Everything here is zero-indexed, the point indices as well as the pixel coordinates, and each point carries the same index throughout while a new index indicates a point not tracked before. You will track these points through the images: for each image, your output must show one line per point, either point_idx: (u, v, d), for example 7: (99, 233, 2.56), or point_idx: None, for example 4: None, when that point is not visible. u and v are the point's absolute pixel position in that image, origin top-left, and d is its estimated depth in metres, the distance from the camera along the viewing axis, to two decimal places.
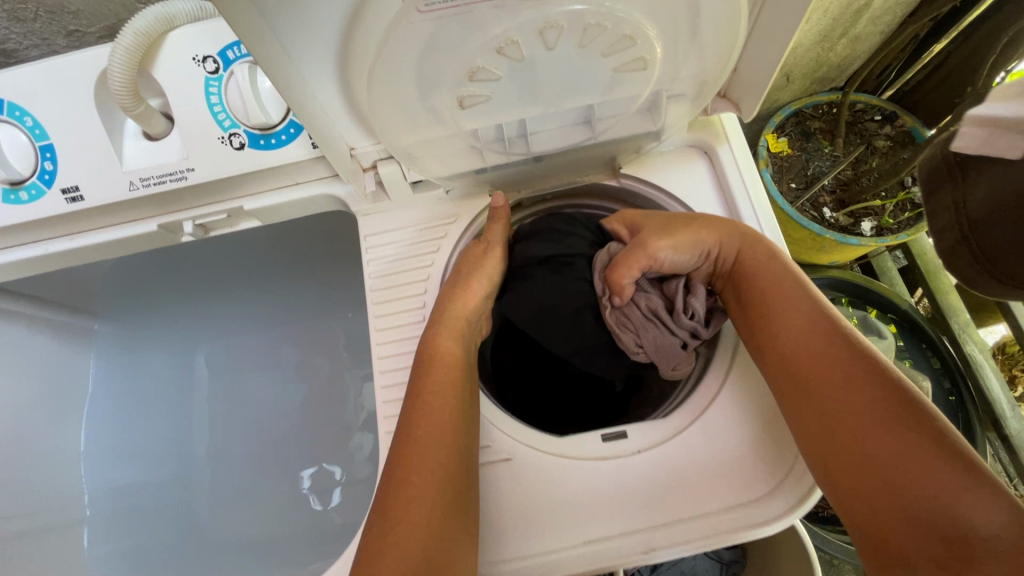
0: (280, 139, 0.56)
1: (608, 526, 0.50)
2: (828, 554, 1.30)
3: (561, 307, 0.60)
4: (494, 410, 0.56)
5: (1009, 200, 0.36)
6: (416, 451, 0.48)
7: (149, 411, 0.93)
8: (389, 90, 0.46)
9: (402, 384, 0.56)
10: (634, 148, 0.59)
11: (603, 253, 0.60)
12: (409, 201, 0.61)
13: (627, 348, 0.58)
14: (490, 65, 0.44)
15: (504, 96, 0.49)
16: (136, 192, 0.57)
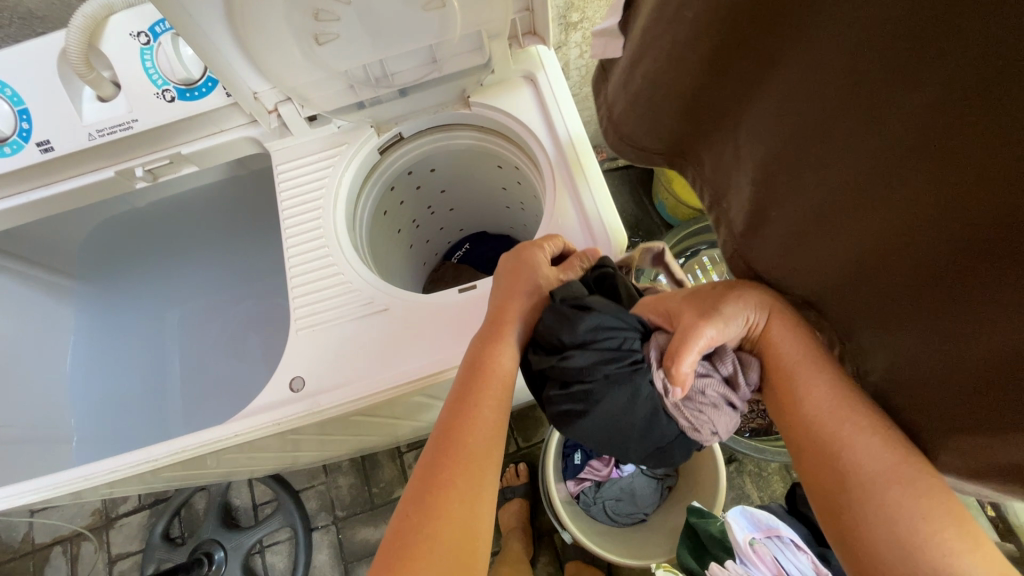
0: (201, 92, 0.74)
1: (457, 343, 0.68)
2: (755, 465, 1.45)
3: (629, 418, 0.52)
4: (378, 280, 0.74)
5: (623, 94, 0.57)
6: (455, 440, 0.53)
7: (123, 358, 1.09)
8: (261, 36, 0.63)
9: (306, 264, 0.74)
10: (475, 81, 0.78)
11: (655, 347, 0.54)
12: (308, 134, 0.79)
13: (702, 439, 0.53)
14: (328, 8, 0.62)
15: (351, 35, 0.66)
16: (95, 141, 0.74)
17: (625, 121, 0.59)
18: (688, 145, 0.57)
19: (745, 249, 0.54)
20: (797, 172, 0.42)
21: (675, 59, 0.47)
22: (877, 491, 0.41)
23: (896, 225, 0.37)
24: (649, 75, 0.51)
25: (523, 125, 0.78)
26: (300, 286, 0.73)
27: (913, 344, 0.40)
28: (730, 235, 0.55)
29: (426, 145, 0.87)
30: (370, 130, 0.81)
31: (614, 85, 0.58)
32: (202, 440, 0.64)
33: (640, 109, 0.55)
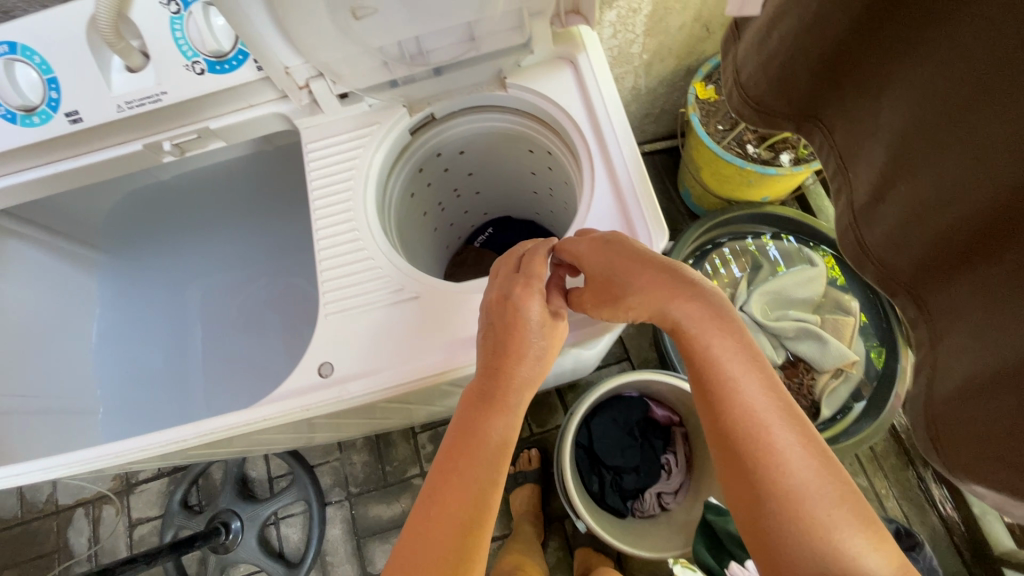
0: (232, 65, 0.72)
1: None
2: None
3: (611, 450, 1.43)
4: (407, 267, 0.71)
5: (747, 56, 0.55)
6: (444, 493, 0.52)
7: (148, 329, 1.09)
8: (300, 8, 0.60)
9: (336, 248, 0.72)
10: (513, 62, 0.75)
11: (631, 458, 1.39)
12: (340, 113, 0.77)
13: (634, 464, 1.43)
14: None
15: (390, 11, 0.63)
16: (123, 113, 0.73)
17: (749, 76, 0.56)
18: (821, 112, 0.55)
19: (861, 225, 0.54)
20: (925, 151, 0.43)
21: (817, 36, 0.46)
22: (788, 478, 0.46)
23: (1002, 212, 0.39)
24: (785, 46, 0.50)
25: (563, 109, 0.75)
26: (328, 267, 0.71)
27: (1005, 339, 0.41)
28: (849, 207, 0.55)
29: (458, 126, 0.85)
30: (402, 110, 0.78)
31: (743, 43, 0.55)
32: (231, 423, 0.64)
33: (775, 78, 0.53)
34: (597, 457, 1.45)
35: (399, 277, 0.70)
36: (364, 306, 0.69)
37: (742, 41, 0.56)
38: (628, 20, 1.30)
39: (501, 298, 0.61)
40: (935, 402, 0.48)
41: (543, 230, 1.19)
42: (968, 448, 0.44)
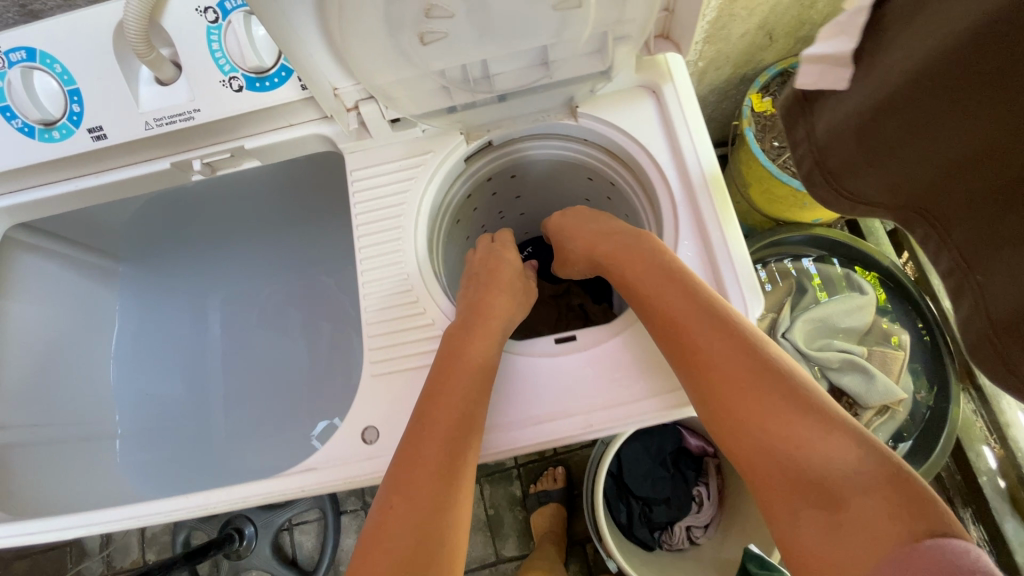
0: (273, 82, 0.64)
1: (553, 408, 0.60)
2: None
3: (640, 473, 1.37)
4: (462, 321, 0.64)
5: (846, 131, 0.50)
6: (424, 421, 0.56)
7: (168, 345, 1.03)
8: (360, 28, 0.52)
9: (384, 296, 0.65)
10: (587, 88, 0.66)
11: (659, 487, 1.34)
12: (390, 139, 0.69)
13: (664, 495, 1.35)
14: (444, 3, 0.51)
15: (461, 35, 0.55)
16: (151, 131, 0.66)
17: (839, 153, 0.52)
18: (896, 198, 0.50)
19: (1005, 338, 0.45)
20: None
21: (970, 114, 0.41)
22: (741, 394, 0.51)
23: None
24: (906, 125, 0.45)
25: (643, 147, 0.66)
26: (375, 318, 0.64)
27: None
28: (982, 315, 0.46)
29: (516, 154, 0.76)
30: (459, 137, 0.70)
31: (828, 121, 0.51)
32: (266, 491, 0.58)
33: (885, 156, 0.48)
34: (627, 486, 1.39)
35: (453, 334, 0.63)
36: (413, 364, 0.62)
37: (827, 118, 0.52)
38: None
39: (483, 257, 0.78)
40: None
41: None
42: None
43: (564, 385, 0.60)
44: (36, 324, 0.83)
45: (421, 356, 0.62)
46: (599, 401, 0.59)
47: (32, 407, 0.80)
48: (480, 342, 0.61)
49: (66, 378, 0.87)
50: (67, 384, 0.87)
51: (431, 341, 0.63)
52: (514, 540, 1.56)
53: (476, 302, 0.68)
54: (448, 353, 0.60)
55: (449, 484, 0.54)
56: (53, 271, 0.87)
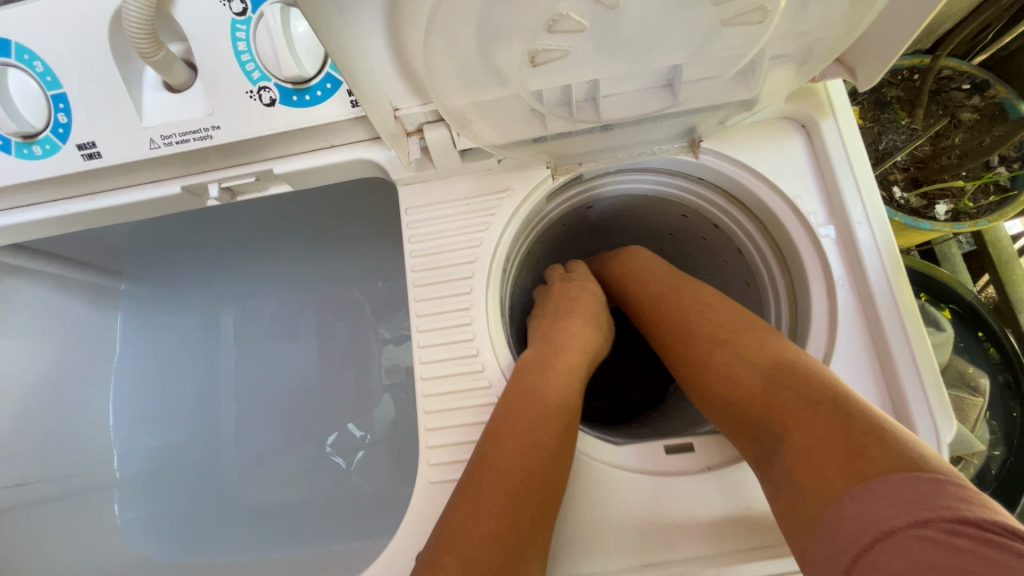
0: (315, 96, 0.49)
1: (672, 549, 0.45)
2: None
3: None
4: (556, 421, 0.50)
5: None
6: (494, 453, 0.44)
7: (171, 374, 0.89)
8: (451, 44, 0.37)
9: (450, 379, 0.51)
10: (717, 119, 0.51)
11: None
12: (457, 172, 0.54)
13: None
14: (574, 11, 0.35)
15: (582, 52, 0.41)
16: (157, 151, 0.51)
17: None
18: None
19: None
20: None
21: None
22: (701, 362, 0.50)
23: None
24: None
25: (786, 199, 0.51)
26: (434, 407, 0.50)
27: None
28: None
29: (605, 189, 0.61)
30: (543, 172, 0.55)
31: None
32: None
33: None
34: None
35: None
36: None
37: None
38: None
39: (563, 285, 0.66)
40: None
41: None
42: None
43: (687, 518, 0.46)
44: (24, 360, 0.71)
45: None
46: (734, 549, 0.45)
47: None
48: (556, 379, 0.51)
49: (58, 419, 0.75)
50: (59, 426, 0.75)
51: None
52: None
53: (552, 337, 0.57)
54: (520, 387, 0.49)
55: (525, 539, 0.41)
56: (43, 296, 0.74)
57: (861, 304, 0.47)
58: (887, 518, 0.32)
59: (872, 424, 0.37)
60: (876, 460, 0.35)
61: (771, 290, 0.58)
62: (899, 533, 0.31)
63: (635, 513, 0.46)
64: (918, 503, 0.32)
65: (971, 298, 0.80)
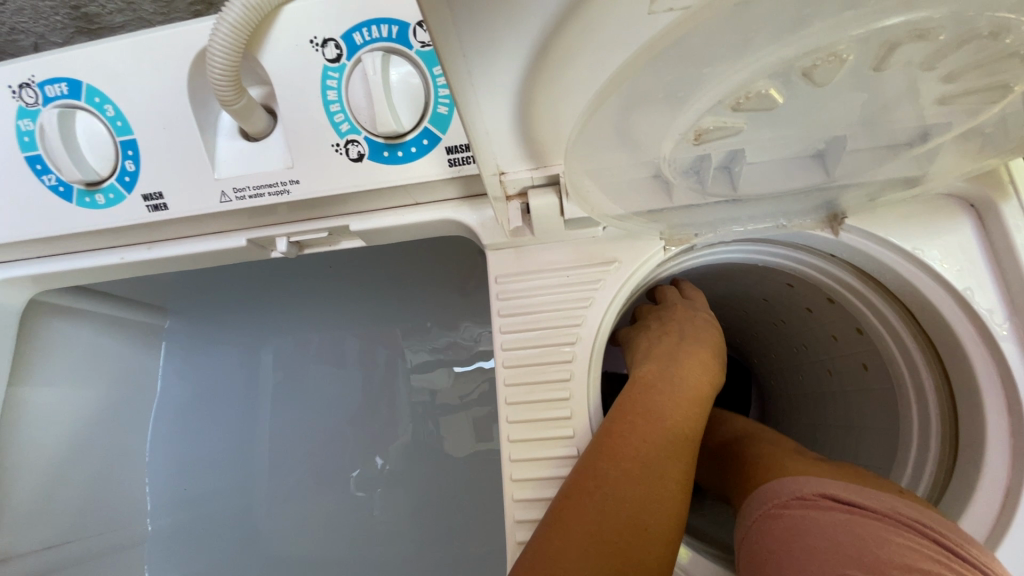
0: (409, 152, 0.44)
1: None
2: None
3: None
4: None
5: None
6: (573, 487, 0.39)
7: (209, 419, 0.84)
8: (609, 120, 0.31)
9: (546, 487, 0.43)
10: (869, 194, 0.43)
11: None
12: (556, 239, 0.48)
13: None
14: (773, 90, 0.28)
15: (753, 131, 0.33)
16: (228, 205, 0.46)
17: None
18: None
19: None
20: None
21: None
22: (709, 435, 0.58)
23: None
24: None
25: (953, 292, 0.43)
26: (527, 519, 0.43)
27: None
28: None
29: (711, 258, 0.54)
30: (656, 244, 0.48)
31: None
32: None
33: None
34: None
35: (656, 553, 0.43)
36: None
37: None
38: None
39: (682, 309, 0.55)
40: None
41: (738, 353, 0.85)
42: None
43: None
44: (69, 412, 0.66)
45: None
46: None
47: (54, 520, 0.63)
48: (677, 404, 0.44)
49: (95, 469, 0.70)
50: (96, 478, 0.70)
51: None
52: None
53: (660, 357, 0.49)
54: (635, 404, 0.44)
55: None
56: (94, 340, 0.70)
57: None
58: (751, 511, 0.42)
59: (770, 457, 0.47)
60: (756, 477, 0.45)
61: (912, 389, 0.49)
62: (751, 521, 0.41)
63: None
64: (760, 499, 0.42)
65: None
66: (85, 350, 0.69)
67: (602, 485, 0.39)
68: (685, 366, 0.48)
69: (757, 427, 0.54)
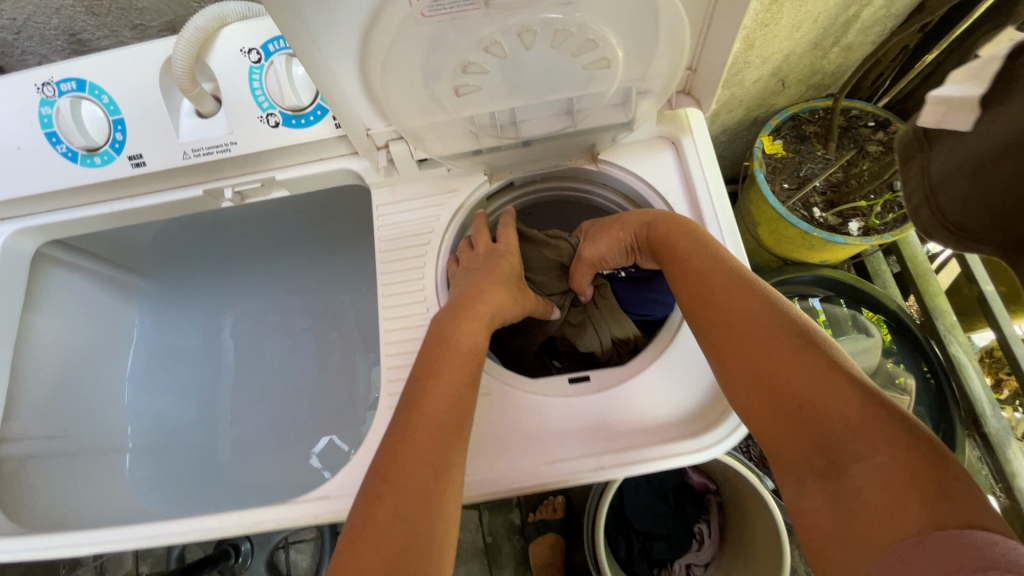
0: (309, 120, 0.67)
1: (566, 449, 0.60)
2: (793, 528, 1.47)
3: (650, 508, 1.39)
4: (492, 365, 0.65)
5: (961, 166, 0.47)
6: (409, 415, 0.54)
7: (179, 359, 1.03)
8: (403, 82, 0.55)
9: (411, 331, 0.67)
10: (610, 137, 0.68)
11: (667, 532, 1.38)
12: (415, 177, 0.71)
13: (683, 541, 1.37)
14: (480, 61, 0.54)
15: (494, 87, 0.58)
16: (189, 160, 0.68)
17: (953, 195, 0.48)
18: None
19: None
20: None
21: None
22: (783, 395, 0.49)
23: None
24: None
25: (661, 196, 0.69)
26: (397, 352, 0.66)
27: None
28: None
29: (535, 194, 0.79)
30: (482, 178, 0.72)
31: (947, 162, 0.48)
32: (277, 517, 0.59)
33: (992, 206, 0.45)
34: (626, 520, 1.40)
35: None
36: None
37: (942, 155, 0.49)
38: None
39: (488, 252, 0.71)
40: None
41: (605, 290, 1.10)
42: None
43: (577, 423, 0.61)
44: (60, 338, 0.85)
45: None
46: (624, 442, 0.59)
47: (51, 418, 0.81)
48: (470, 324, 0.62)
49: (82, 389, 0.88)
50: (85, 396, 0.88)
51: None
52: (510, 568, 1.56)
53: (467, 292, 0.66)
54: (439, 333, 0.61)
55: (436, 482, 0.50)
56: (81, 288, 0.89)
57: None
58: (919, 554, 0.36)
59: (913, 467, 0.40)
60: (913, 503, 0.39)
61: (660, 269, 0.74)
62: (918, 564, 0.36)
63: (541, 415, 0.61)
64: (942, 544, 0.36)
65: (895, 308, 1.21)
66: (73, 294, 0.88)
67: (423, 401, 0.55)
68: (483, 297, 0.65)
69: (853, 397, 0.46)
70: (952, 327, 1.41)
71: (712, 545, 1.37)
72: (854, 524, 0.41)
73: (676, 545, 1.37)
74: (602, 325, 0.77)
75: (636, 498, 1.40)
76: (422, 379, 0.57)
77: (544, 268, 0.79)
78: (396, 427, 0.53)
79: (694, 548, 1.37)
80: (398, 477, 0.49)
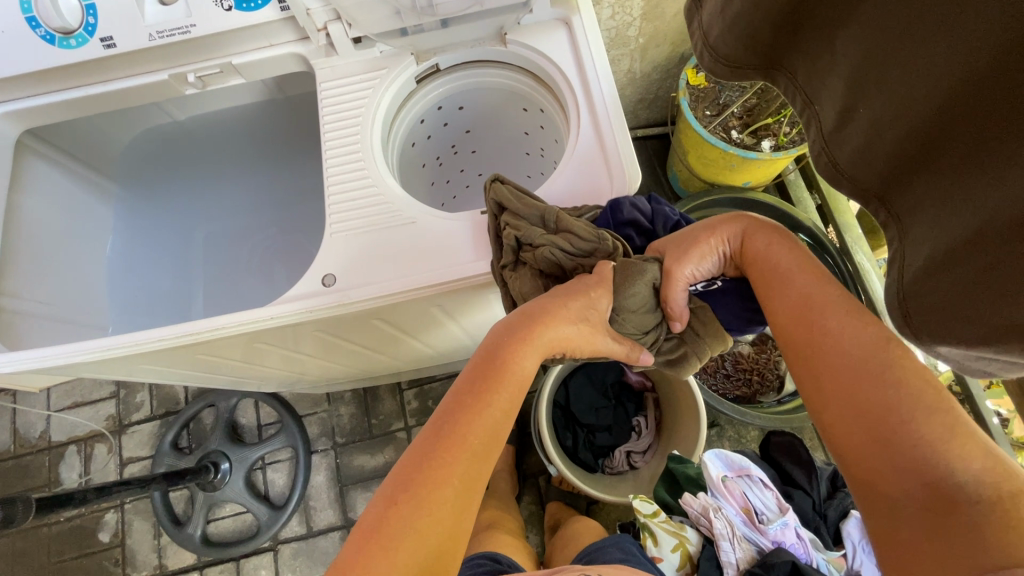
0: (257, 4, 0.78)
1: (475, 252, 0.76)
2: (720, 423, 1.65)
3: (592, 403, 1.53)
4: (415, 200, 0.79)
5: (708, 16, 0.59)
6: (457, 435, 0.58)
7: (153, 258, 1.15)
8: None
9: (345, 176, 0.79)
10: (515, 18, 0.82)
11: (608, 424, 1.53)
12: (350, 54, 0.84)
13: (622, 431, 1.53)
14: None
15: None
16: (154, 42, 0.79)
17: (712, 39, 0.59)
18: (784, 60, 0.57)
19: (836, 146, 0.54)
20: (881, 74, 0.45)
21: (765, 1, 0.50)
22: (879, 420, 0.53)
23: (941, 110, 0.42)
24: (743, 10, 0.53)
25: (556, 65, 0.83)
26: (336, 194, 0.79)
27: (939, 214, 0.45)
28: (821, 134, 0.56)
29: (457, 77, 0.93)
30: (409, 57, 0.85)
31: (705, 17, 0.59)
32: (241, 320, 0.74)
33: (735, 35, 0.56)
34: (572, 415, 1.54)
35: (393, 200, 0.78)
36: (364, 226, 0.77)
37: (703, 11, 0.60)
38: (626, 2, 1.36)
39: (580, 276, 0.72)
40: (903, 281, 0.49)
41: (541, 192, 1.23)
42: (930, 317, 0.47)
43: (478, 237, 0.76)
44: (40, 222, 0.94)
45: (373, 218, 0.77)
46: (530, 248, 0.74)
47: (40, 288, 0.91)
48: (532, 352, 0.64)
49: (64, 272, 0.98)
50: (66, 278, 0.98)
51: (381, 210, 0.78)
52: None
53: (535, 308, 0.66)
54: (502, 361, 0.63)
55: (465, 500, 0.56)
56: (55, 180, 1.00)
57: (594, 116, 0.79)
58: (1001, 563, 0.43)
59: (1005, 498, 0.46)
60: (1000, 526, 0.45)
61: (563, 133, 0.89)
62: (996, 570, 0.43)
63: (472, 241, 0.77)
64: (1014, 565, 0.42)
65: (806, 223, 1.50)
66: (48, 185, 0.98)
67: (468, 427, 0.59)
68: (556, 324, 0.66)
69: (950, 431, 0.50)
70: (858, 240, 1.58)
71: (650, 433, 1.53)
72: (950, 549, 0.46)
73: (617, 435, 1.52)
74: (704, 350, 0.77)
75: (577, 395, 1.53)
76: (475, 400, 0.60)
77: (639, 304, 0.71)
78: (442, 434, 0.58)
79: (633, 436, 1.53)
80: (421, 488, 0.54)
